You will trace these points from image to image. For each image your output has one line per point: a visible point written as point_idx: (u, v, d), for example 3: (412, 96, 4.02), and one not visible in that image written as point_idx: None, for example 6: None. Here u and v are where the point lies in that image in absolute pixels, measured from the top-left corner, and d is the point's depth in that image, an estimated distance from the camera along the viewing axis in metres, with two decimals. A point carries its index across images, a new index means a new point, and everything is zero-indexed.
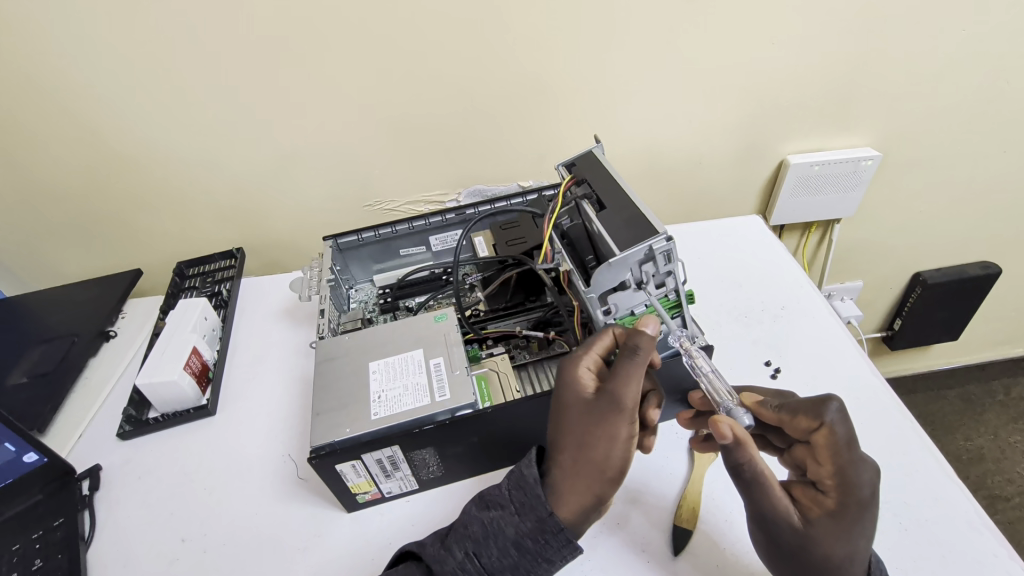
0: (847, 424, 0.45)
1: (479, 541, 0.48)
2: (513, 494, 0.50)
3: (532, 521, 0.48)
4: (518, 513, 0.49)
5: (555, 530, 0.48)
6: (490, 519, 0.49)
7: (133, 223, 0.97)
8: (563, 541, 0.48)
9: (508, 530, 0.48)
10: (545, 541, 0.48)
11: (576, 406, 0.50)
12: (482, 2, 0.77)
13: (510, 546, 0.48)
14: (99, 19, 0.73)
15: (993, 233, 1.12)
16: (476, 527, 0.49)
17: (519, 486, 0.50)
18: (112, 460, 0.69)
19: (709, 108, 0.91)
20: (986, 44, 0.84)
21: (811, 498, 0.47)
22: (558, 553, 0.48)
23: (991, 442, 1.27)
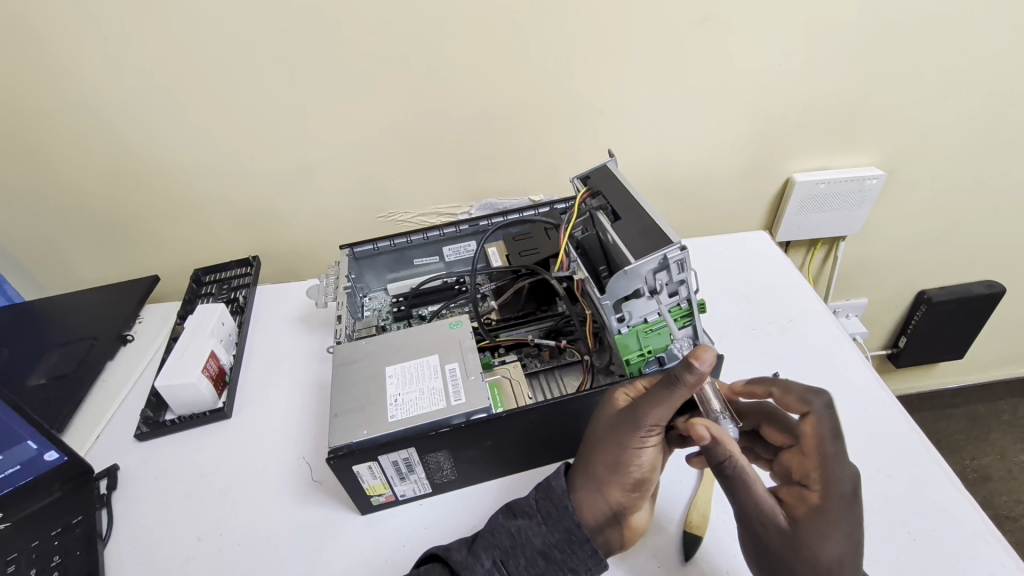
0: (833, 416, 0.48)
1: (510, 549, 0.51)
2: (542, 507, 0.53)
3: (561, 533, 0.51)
4: (546, 523, 0.52)
5: (582, 540, 0.51)
6: (519, 528, 0.52)
7: (152, 230, 0.99)
8: (589, 552, 0.51)
9: (535, 540, 0.51)
10: (572, 551, 0.51)
11: (604, 419, 0.54)
12: (497, 21, 0.80)
13: (538, 556, 0.51)
14: (136, 33, 0.76)
15: (997, 253, 1.13)
16: (504, 536, 0.51)
17: (546, 496, 0.53)
18: (129, 461, 0.70)
19: (716, 126, 0.94)
20: (985, 67, 0.87)
21: (797, 498, 0.48)
22: (584, 563, 0.51)
23: (998, 462, 1.27)
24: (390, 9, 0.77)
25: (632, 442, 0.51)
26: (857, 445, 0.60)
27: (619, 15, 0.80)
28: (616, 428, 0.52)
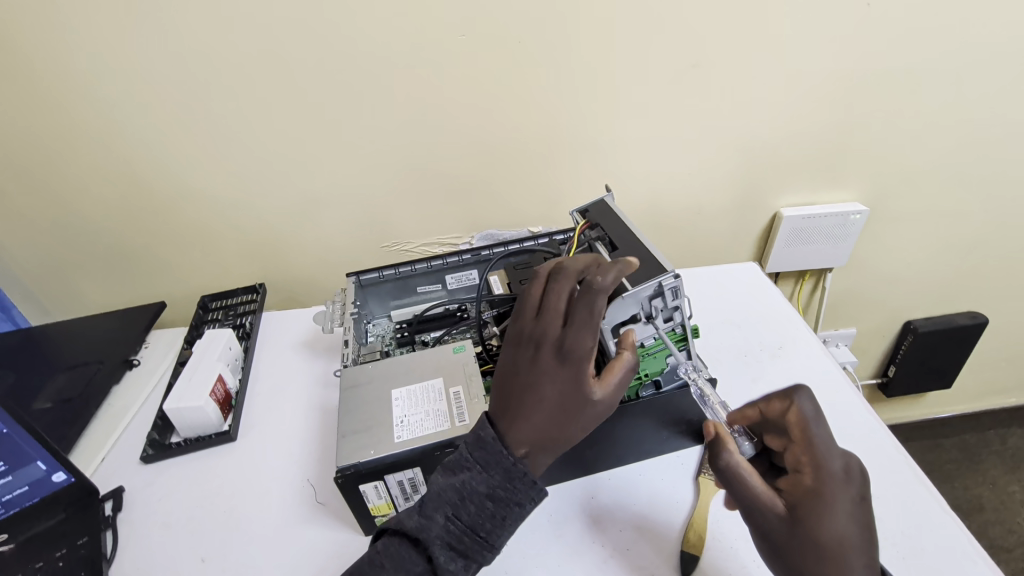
0: (816, 406, 0.50)
1: (457, 501, 0.49)
2: (477, 456, 0.50)
3: (500, 473, 0.49)
4: (484, 469, 0.50)
5: (522, 475, 0.49)
6: (460, 482, 0.49)
7: (160, 256, 1.02)
8: (529, 483, 0.49)
9: (477, 485, 0.49)
10: (513, 486, 0.49)
11: (579, 394, 0.52)
12: (499, 65, 0.85)
13: (485, 499, 0.49)
14: (161, 71, 0.81)
15: (979, 286, 1.17)
16: (449, 492, 0.49)
17: (479, 446, 0.50)
18: (134, 483, 0.71)
19: (706, 163, 0.99)
20: (954, 112, 0.93)
21: (791, 483, 0.49)
22: (528, 495, 0.49)
23: (990, 492, 1.29)
24: (401, 53, 0.83)
25: (574, 387, 0.51)
26: None
27: (614, 60, 0.86)
28: (555, 373, 0.52)
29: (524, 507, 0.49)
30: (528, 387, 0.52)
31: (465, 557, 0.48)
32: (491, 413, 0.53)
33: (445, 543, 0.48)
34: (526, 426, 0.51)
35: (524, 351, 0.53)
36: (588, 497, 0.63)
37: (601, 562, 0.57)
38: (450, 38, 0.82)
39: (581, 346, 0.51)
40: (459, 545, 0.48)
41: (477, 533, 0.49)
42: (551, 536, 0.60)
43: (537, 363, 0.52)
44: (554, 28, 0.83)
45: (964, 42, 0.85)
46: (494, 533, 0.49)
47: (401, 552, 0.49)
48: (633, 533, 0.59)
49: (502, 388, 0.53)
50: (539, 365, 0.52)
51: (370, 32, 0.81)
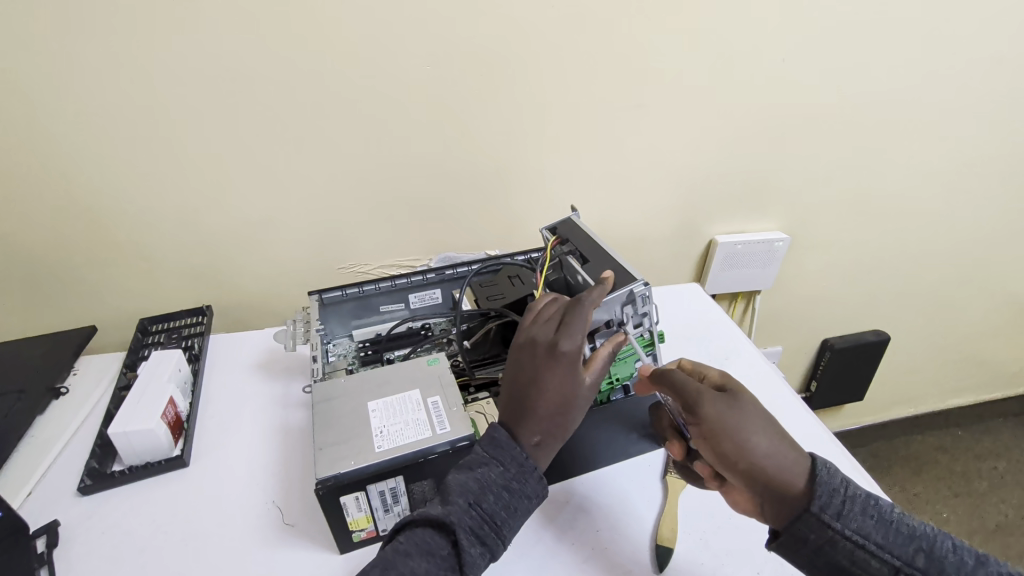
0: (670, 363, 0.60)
1: (479, 491, 0.52)
2: (493, 453, 0.54)
3: (515, 467, 0.54)
4: (501, 463, 0.54)
5: (532, 470, 0.55)
6: (479, 474, 0.53)
7: (93, 276, 0.95)
8: (537, 478, 0.55)
9: (495, 478, 0.53)
10: (526, 479, 0.54)
11: (578, 392, 0.56)
12: (461, 94, 0.90)
13: (502, 490, 0.53)
14: (115, 82, 0.79)
15: (880, 307, 1.33)
16: (471, 483, 0.52)
17: (495, 445, 0.55)
18: (71, 516, 0.64)
19: (651, 193, 1.08)
20: (854, 154, 1.08)
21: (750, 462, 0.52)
22: (535, 490, 0.54)
23: (899, 494, 1.44)
24: (368, 79, 0.86)
25: (569, 383, 0.56)
26: None
27: (568, 95, 0.94)
28: (550, 373, 0.55)
29: (532, 500, 0.54)
30: (527, 387, 0.56)
31: (484, 545, 0.51)
32: (503, 414, 0.58)
33: (469, 529, 0.51)
34: (531, 422, 0.55)
35: (527, 356, 0.57)
36: (563, 501, 0.65)
37: (582, 562, 0.59)
38: (417, 68, 0.86)
39: (570, 346, 0.55)
40: (480, 532, 0.51)
41: (495, 522, 0.52)
42: (530, 541, 0.61)
43: (532, 364, 0.56)
44: (514, 65, 0.89)
45: (857, 96, 1.01)
46: (507, 524, 0.52)
47: (428, 539, 0.50)
48: (609, 534, 0.62)
49: (506, 391, 0.58)
50: (534, 368, 0.56)
51: (338, 57, 0.83)
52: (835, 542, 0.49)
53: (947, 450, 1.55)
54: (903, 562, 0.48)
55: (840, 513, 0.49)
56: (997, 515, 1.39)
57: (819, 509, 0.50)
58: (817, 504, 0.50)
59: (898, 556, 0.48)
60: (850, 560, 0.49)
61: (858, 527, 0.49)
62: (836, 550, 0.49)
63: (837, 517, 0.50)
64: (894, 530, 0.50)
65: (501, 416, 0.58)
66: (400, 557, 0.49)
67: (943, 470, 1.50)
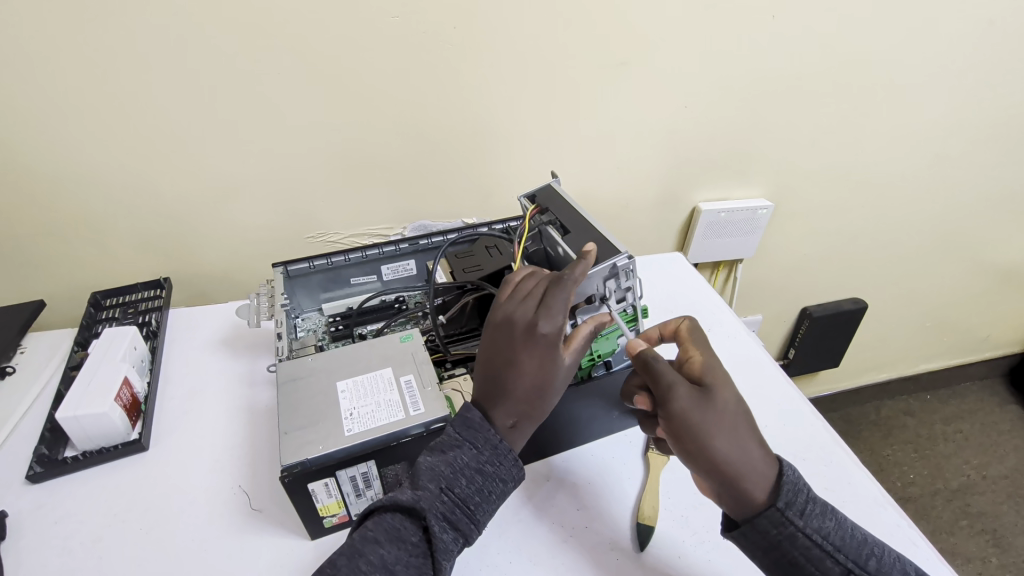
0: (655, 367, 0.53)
1: (451, 475, 0.50)
2: (466, 435, 0.52)
3: (488, 450, 0.52)
4: (474, 446, 0.52)
5: (506, 452, 0.53)
6: (452, 457, 0.51)
7: (37, 247, 0.88)
8: (512, 461, 0.53)
9: (469, 461, 0.51)
10: (500, 462, 0.52)
11: (556, 373, 0.54)
12: (434, 51, 0.84)
13: (475, 474, 0.51)
14: (41, 31, 0.70)
15: (859, 275, 1.33)
16: (443, 466, 0.50)
17: (468, 426, 0.53)
18: (20, 507, 0.61)
19: (634, 160, 1.04)
20: (841, 119, 1.05)
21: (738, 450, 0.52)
22: (509, 472, 0.53)
23: (869, 457, 1.49)
24: (330, 31, 0.78)
25: (547, 365, 0.53)
26: (776, 433, 0.68)
27: (549, 54, 0.88)
28: (529, 357, 0.53)
29: (507, 484, 0.52)
30: (503, 370, 0.54)
31: (456, 530, 0.49)
32: (477, 394, 0.56)
33: (441, 515, 0.49)
34: (508, 405, 0.54)
35: (503, 337, 0.54)
36: (543, 478, 0.63)
37: (563, 542, 0.57)
38: (383, 20, 0.79)
39: (551, 330, 0.53)
40: (453, 517, 0.49)
41: (468, 507, 0.50)
42: (508, 521, 0.59)
43: (508, 346, 0.53)
44: (489, 17, 0.82)
45: (849, 57, 0.97)
46: (481, 509, 0.50)
47: (398, 525, 0.48)
48: (591, 510, 0.60)
49: (480, 371, 0.55)
50: (512, 350, 0.53)
51: (295, 7, 0.75)
52: (794, 539, 0.48)
53: (915, 413, 1.60)
54: (854, 564, 0.48)
55: (804, 511, 0.49)
56: (961, 475, 1.45)
57: (784, 504, 0.49)
58: (782, 500, 0.49)
59: (852, 557, 0.48)
60: (806, 558, 0.48)
61: (819, 526, 0.48)
62: (794, 546, 0.48)
63: (800, 515, 0.49)
64: (847, 532, 0.50)
65: (475, 396, 0.56)
66: (369, 544, 0.46)
67: (911, 434, 1.55)
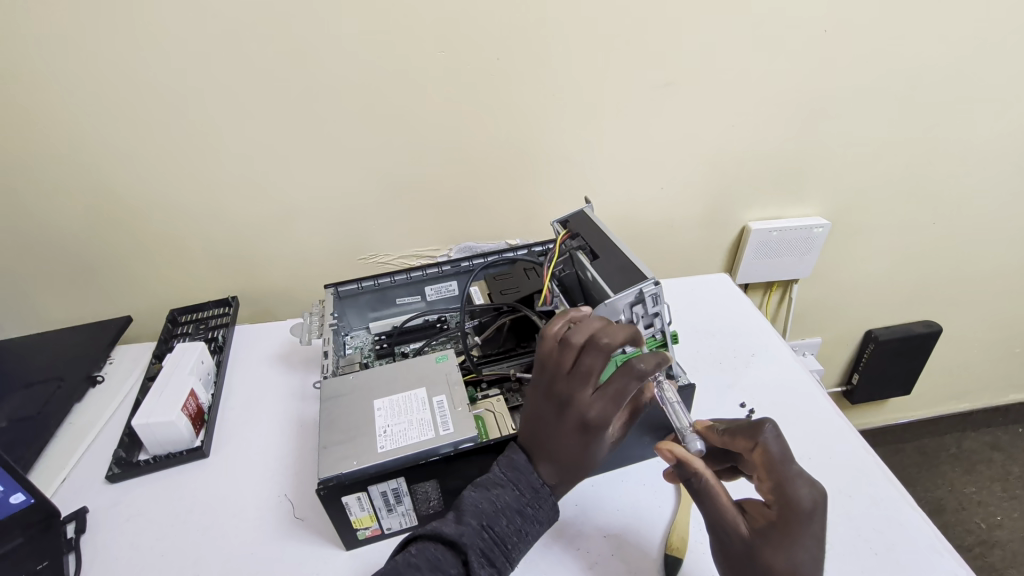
0: (780, 442, 0.49)
1: (492, 513, 0.52)
2: (509, 475, 0.55)
3: (529, 492, 0.54)
4: (516, 487, 0.54)
5: (547, 496, 0.55)
6: (495, 496, 0.53)
7: (127, 266, 0.98)
8: (551, 503, 0.55)
9: (510, 502, 0.53)
10: (540, 504, 0.54)
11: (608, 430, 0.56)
12: (476, 80, 0.87)
13: (514, 514, 0.53)
14: (138, 80, 0.80)
15: (933, 296, 1.24)
16: (485, 503, 0.52)
17: (512, 467, 0.55)
18: (99, 503, 0.68)
19: (679, 179, 1.03)
20: (905, 131, 0.99)
21: (760, 511, 0.51)
22: (547, 514, 0.55)
23: (949, 494, 1.36)
24: (382, 68, 0.84)
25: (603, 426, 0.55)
26: (819, 467, 0.64)
27: (589, 77, 0.89)
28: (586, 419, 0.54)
29: (543, 525, 0.54)
30: (560, 427, 0.55)
31: (492, 565, 0.51)
32: (525, 444, 0.56)
33: (480, 550, 0.50)
34: (559, 460, 0.56)
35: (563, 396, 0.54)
36: (572, 504, 0.64)
37: (588, 568, 0.57)
38: (430, 56, 0.84)
39: (592, 413, 0.54)
40: (491, 554, 0.51)
41: (505, 545, 0.52)
42: (535, 545, 0.60)
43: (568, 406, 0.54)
44: (532, 46, 0.85)
45: (911, 68, 0.92)
46: (517, 548, 0.52)
47: (439, 555, 0.49)
48: (617, 538, 0.60)
49: (534, 426, 0.56)
50: (553, 422, 0.55)
51: (349, 46, 0.82)
52: None
53: (1004, 448, 1.45)
54: None
55: None
56: None
57: None
58: None
59: None
60: None
61: None
62: None
63: None
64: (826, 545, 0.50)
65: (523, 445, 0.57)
66: (410, 568, 0.48)
67: (998, 470, 1.40)
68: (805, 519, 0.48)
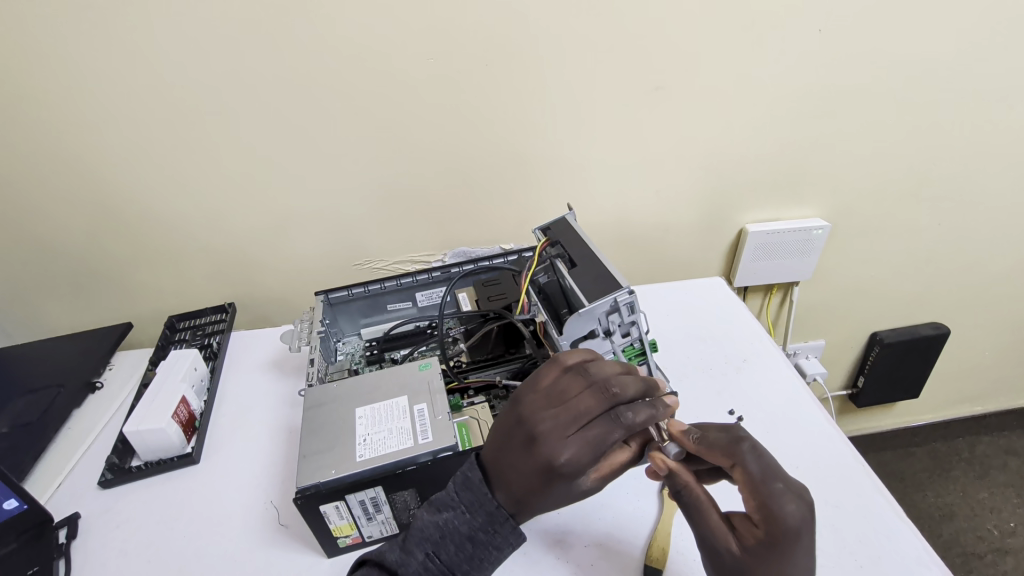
0: (758, 460, 0.49)
1: (439, 540, 0.53)
2: (461, 496, 0.54)
3: (483, 516, 0.53)
4: (468, 511, 0.54)
5: (505, 520, 0.53)
6: (443, 520, 0.53)
7: (128, 274, 1.00)
8: (509, 526, 0.53)
9: (461, 527, 0.53)
10: (495, 530, 0.53)
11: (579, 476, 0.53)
12: (465, 87, 0.87)
13: (465, 540, 0.53)
14: (131, 94, 0.81)
15: (941, 298, 1.21)
16: (432, 530, 0.53)
17: (467, 487, 0.54)
18: (91, 509, 0.69)
19: (674, 182, 1.01)
20: (906, 130, 0.97)
21: (749, 528, 0.50)
22: (507, 540, 0.53)
23: (960, 500, 1.33)
24: (370, 77, 0.84)
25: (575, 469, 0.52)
26: (807, 475, 0.63)
27: (578, 82, 0.89)
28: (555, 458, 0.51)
29: (503, 550, 0.54)
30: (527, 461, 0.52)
31: None
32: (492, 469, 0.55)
33: None
34: (519, 492, 0.53)
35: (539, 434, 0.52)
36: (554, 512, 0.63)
37: None
38: (419, 64, 0.84)
39: (561, 453, 0.51)
40: None
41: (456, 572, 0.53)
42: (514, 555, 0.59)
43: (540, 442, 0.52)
44: (519, 53, 0.85)
45: (914, 66, 0.89)
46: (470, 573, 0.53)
47: None
48: (595, 547, 0.60)
49: (504, 453, 0.54)
50: (521, 451, 0.53)
51: (336, 56, 0.82)
52: None
53: (1019, 452, 1.41)
54: None
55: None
56: None
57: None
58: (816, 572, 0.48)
59: None
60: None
61: None
62: None
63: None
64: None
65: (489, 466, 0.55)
66: None
67: (1013, 476, 1.36)
68: (792, 537, 0.46)
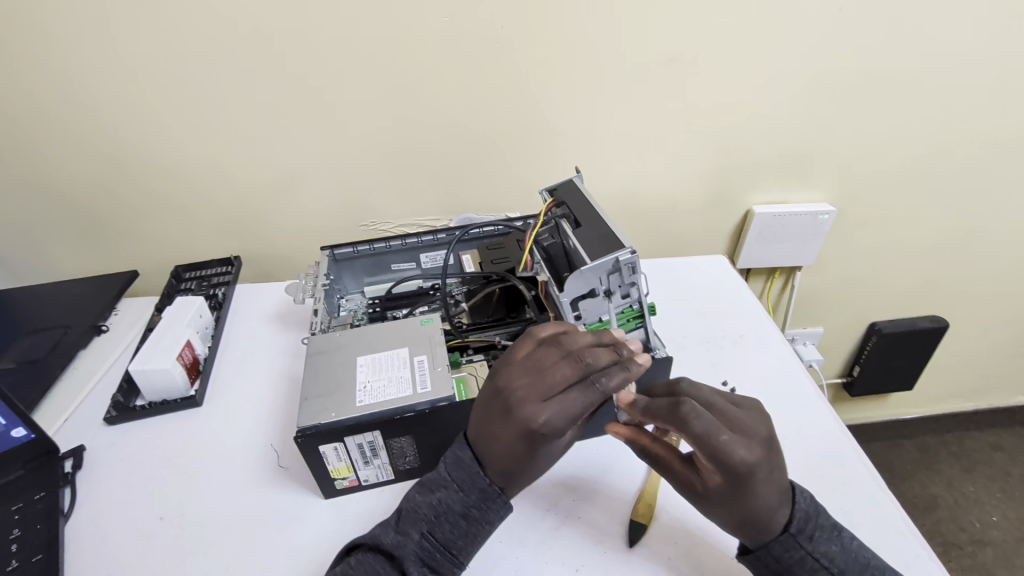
0: (702, 419, 0.50)
1: (434, 519, 0.53)
2: (454, 475, 0.55)
3: (475, 493, 0.54)
4: (461, 489, 0.54)
5: (495, 496, 0.54)
6: (438, 499, 0.54)
7: (136, 223, 1.01)
8: (500, 503, 0.54)
9: (454, 505, 0.54)
10: (487, 506, 0.54)
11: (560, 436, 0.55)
12: (478, 49, 0.86)
13: (459, 518, 0.54)
14: (143, 39, 0.81)
15: (942, 291, 1.21)
16: (426, 509, 0.54)
17: (458, 466, 0.55)
18: (97, 443, 0.71)
19: (683, 159, 1.01)
20: (921, 117, 0.96)
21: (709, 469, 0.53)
22: (498, 515, 0.54)
23: (945, 491, 1.35)
24: (384, 34, 0.84)
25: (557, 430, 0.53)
26: (793, 445, 0.65)
27: (593, 50, 0.88)
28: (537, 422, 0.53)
29: (494, 524, 0.54)
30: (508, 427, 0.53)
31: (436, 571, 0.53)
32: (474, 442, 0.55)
33: (420, 559, 0.53)
34: (505, 460, 0.54)
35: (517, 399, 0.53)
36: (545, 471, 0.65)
37: (552, 530, 0.59)
38: (433, 23, 0.83)
39: (540, 417, 0.52)
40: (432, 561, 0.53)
41: (450, 550, 0.53)
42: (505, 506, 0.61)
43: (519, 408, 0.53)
44: (535, 16, 0.84)
45: (934, 51, 0.88)
46: (464, 550, 0.54)
47: (376, 565, 0.53)
48: (583, 502, 0.61)
49: (484, 423, 0.55)
50: (500, 419, 0.54)
51: (350, 10, 0.81)
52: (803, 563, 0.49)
53: (1007, 448, 1.42)
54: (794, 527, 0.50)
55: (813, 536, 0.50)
56: None
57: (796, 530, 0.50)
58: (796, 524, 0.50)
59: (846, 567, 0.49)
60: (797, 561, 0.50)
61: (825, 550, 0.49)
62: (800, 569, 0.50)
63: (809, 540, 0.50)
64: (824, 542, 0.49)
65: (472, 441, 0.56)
66: None
67: (999, 471, 1.38)
68: (747, 478, 0.49)
